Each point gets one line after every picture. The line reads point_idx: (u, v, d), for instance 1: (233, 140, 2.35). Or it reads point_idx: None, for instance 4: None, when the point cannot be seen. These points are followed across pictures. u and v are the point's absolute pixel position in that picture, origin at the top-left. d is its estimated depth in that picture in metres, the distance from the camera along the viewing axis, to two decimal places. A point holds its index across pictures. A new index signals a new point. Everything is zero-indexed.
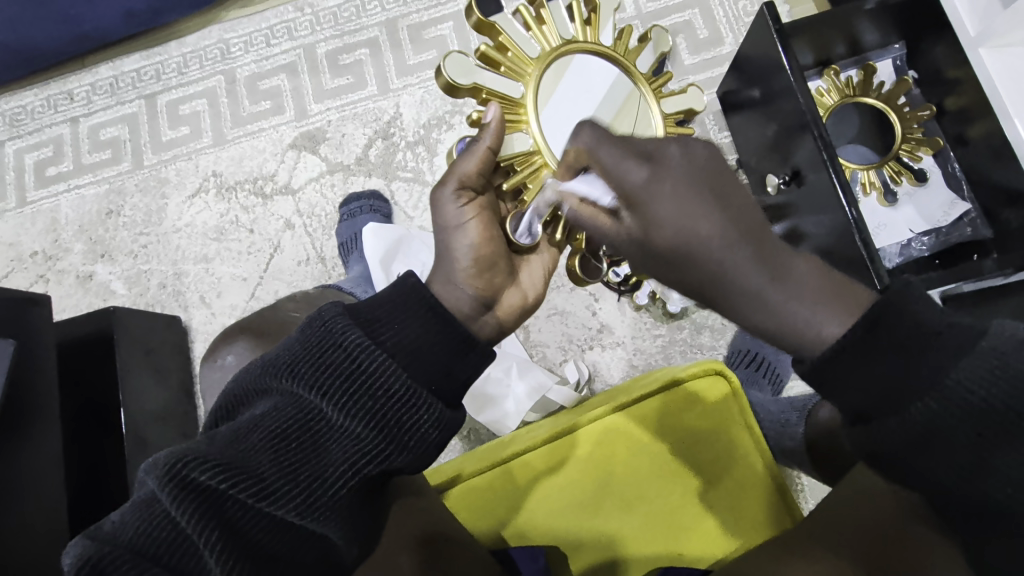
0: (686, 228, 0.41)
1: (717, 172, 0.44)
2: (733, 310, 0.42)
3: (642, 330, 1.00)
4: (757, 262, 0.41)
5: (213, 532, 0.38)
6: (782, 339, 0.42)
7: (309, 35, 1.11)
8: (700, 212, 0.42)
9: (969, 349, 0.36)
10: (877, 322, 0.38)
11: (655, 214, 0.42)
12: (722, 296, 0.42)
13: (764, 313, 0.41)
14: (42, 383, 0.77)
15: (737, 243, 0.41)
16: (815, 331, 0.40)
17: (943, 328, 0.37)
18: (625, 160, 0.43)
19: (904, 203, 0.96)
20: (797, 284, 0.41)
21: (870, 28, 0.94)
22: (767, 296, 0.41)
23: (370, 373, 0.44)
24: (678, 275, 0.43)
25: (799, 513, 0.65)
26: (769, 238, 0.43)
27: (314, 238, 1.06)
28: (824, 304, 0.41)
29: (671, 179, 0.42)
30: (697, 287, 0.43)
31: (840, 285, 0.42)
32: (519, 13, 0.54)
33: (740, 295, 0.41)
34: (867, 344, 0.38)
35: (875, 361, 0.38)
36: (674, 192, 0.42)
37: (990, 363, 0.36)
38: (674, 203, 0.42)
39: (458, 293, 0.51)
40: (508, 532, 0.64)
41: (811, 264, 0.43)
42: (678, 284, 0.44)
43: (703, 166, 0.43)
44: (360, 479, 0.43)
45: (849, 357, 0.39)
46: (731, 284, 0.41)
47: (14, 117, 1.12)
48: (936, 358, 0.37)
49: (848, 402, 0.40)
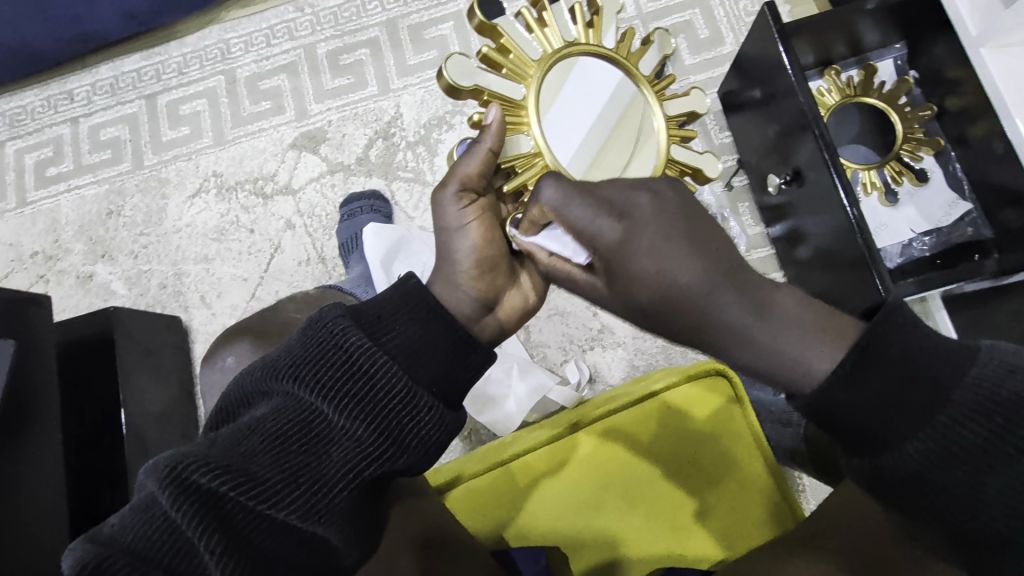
0: (665, 280, 0.42)
1: (689, 220, 0.44)
2: (722, 349, 0.43)
3: (643, 330, 0.99)
4: (740, 302, 0.41)
5: (214, 533, 0.38)
6: (771, 375, 0.42)
7: (309, 35, 1.11)
8: (675, 264, 0.42)
9: (965, 369, 0.37)
10: (862, 353, 0.38)
11: (633, 268, 0.43)
12: (710, 337, 0.43)
13: (751, 356, 0.41)
14: (42, 384, 0.77)
15: (720, 286, 0.41)
16: (802, 365, 0.40)
17: (941, 346, 0.38)
18: (596, 217, 0.43)
19: (904, 203, 0.96)
20: (781, 319, 0.41)
21: (871, 28, 0.94)
22: (754, 334, 0.41)
23: (371, 374, 0.44)
24: (664, 324, 0.44)
25: (800, 513, 0.65)
26: (748, 272, 0.43)
27: (314, 238, 1.05)
28: (816, 338, 0.41)
29: (645, 234, 0.43)
30: (686, 335, 0.43)
31: (824, 316, 0.42)
32: (521, 15, 0.54)
33: (726, 335, 0.42)
34: (862, 371, 0.38)
35: (875, 382, 0.38)
36: (651, 245, 0.42)
37: (986, 388, 0.36)
38: (650, 256, 0.42)
39: (459, 295, 0.52)
40: (508, 533, 0.64)
41: (795, 294, 0.43)
42: (665, 333, 0.45)
43: (676, 213, 0.44)
44: (361, 480, 0.43)
45: (847, 386, 0.38)
46: (715, 325, 0.42)
47: (14, 117, 1.12)
48: (935, 380, 0.37)
49: (847, 423, 0.39)
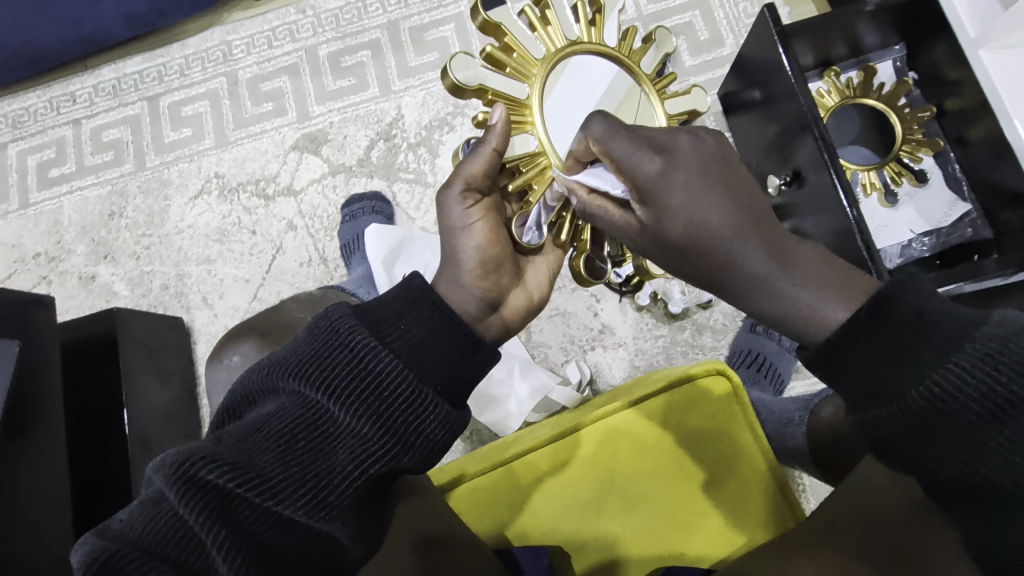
0: (698, 217, 0.42)
1: (724, 163, 0.43)
2: (738, 295, 0.43)
3: (643, 331, 1.00)
4: (765, 248, 0.41)
5: (221, 530, 0.38)
6: (783, 324, 0.42)
7: (310, 37, 1.11)
8: (710, 202, 0.42)
9: (968, 336, 0.36)
10: (881, 306, 0.38)
11: (668, 204, 0.42)
12: (728, 282, 0.43)
13: (770, 303, 0.42)
14: (44, 384, 0.77)
15: (745, 234, 0.41)
16: (820, 314, 0.40)
17: (945, 314, 0.37)
18: (638, 150, 0.42)
19: (904, 203, 0.96)
20: (801, 270, 0.41)
21: (870, 30, 0.94)
22: (774, 282, 0.41)
23: (377, 373, 0.44)
24: (687, 264, 0.44)
25: (801, 512, 0.64)
26: (775, 220, 0.43)
27: (315, 239, 1.06)
28: (829, 292, 0.41)
29: (684, 170, 0.42)
30: (706, 274, 0.44)
31: (840, 274, 0.41)
32: (524, 13, 0.54)
33: (747, 279, 0.42)
34: (877, 326, 0.38)
35: (887, 337, 0.38)
36: (687, 187, 0.42)
37: (986, 353, 0.36)
38: (686, 193, 0.42)
39: (465, 294, 0.52)
40: (510, 532, 0.64)
41: (816, 250, 0.43)
42: (688, 270, 0.44)
43: (714, 158, 0.43)
44: (367, 478, 0.44)
45: (862, 333, 0.39)
46: (739, 269, 0.42)
47: (16, 119, 1.12)
48: (936, 344, 0.37)
49: (851, 378, 0.40)
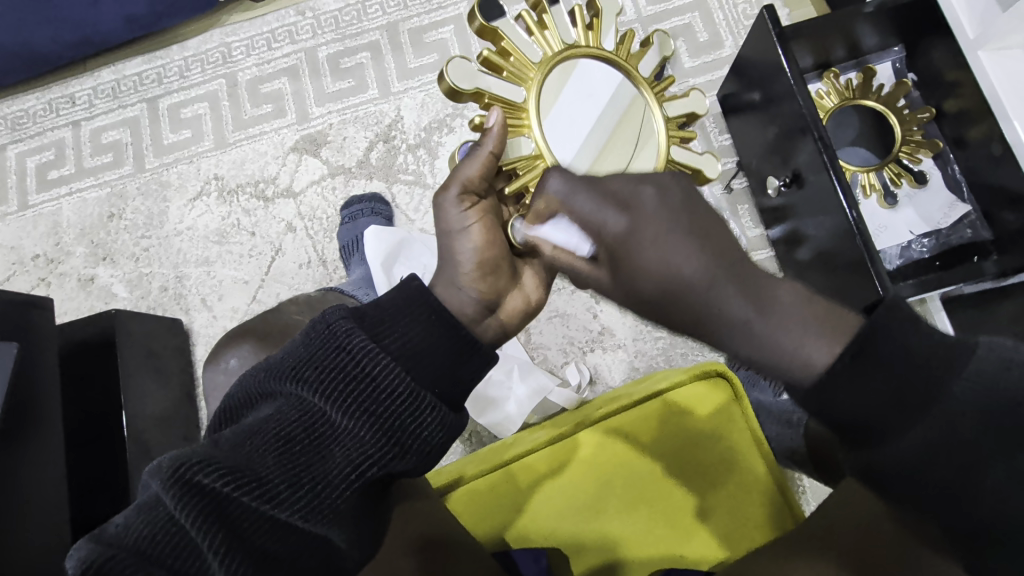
0: (669, 271, 0.42)
1: (693, 214, 0.43)
2: (721, 342, 0.42)
3: (643, 332, 1.00)
4: (743, 296, 0.41)
5: (217, 534, 0.38)
6: (771, 369, 0.41)
7: (309, 39, 1.11)
8: (681, 252, 0.42)
9: (962, 367, 0.36)
10: (859, 354, 0.38)
11: (636, 260, 0.43)
12: (709, 331, 0.42)
13: (754, 348, 0.40)
14: (42, 387, 0.77)
15: (721, 281, 0.41)
16: (804, 358, 0.39)
17: (939, 339, 0.37)
18: (602, 208, 0.44)
19: (904, 205, 0.96)
20: (784, 314, 0.40)
21: (870, 31, 0.94)
22: (755, 329, 0.40)
23: (374, 376, 0.44)
24: (667, 317, 0.43)
25: (800, 511, 0.65)
26: (750, 265, 0.42)
27: (314, 241, 1.06)
28: (816, 330, 0.40)
29: (651, 225, 0.43)
30: (688, 328, 0.43)
31: (826, 308, 0.41)
32: (522, 18, 0.54)
33: (727, 330, 0.41)
34: (860, 370, 0.38)
35: (866, 381, 0.38)
36: (654, 238, 0.42)
37: (983, 382, 0.36)
38: (654, 248, 0.42)
39: (462, 296, 0.53)
40: (509, 535, 0.64)
41: (799, 291, 0.42)
42: (670, 325, 0.43)
43: (680, 209, 0.43)
44: (364, 481, 0.43)
45: (838, 381, 0.38)
46: (719, 320, 0.41)
47: (15, 121, 1.12)
48: (928, 377, 0.37)
49: (838, 418, 0.39)
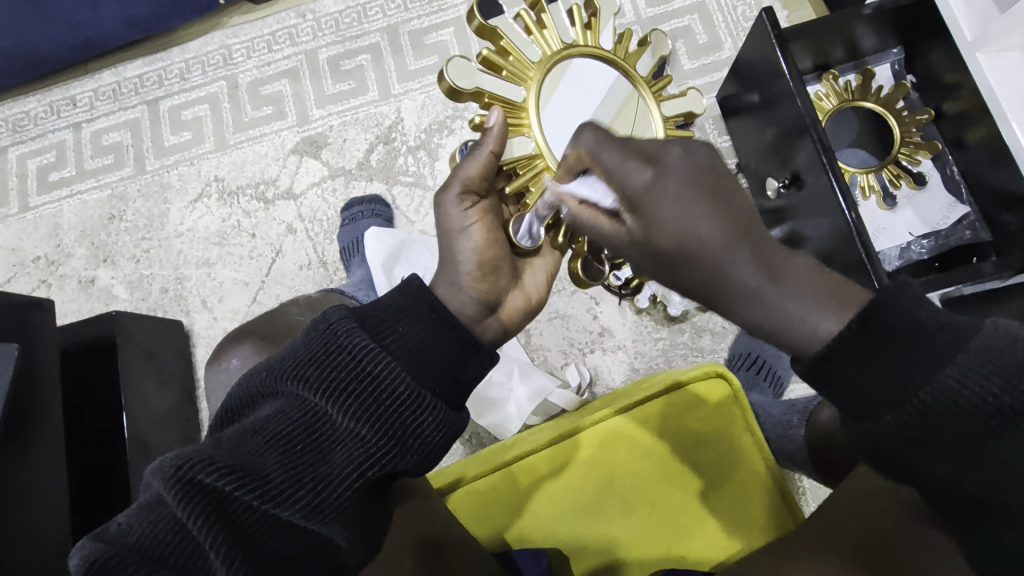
0: (687, 228, 0.42)
1: (716, 174, 0.44)
2: (729, 307, 0.43)
3: (642, 333, 1.00)
4: (755, 263, 0.41)
5: (219, 533, 0.38)
6: (777, 337, 0.42)
7: (310, 41, 1.11)
8: (700, 211, 0.42)
9: (963, 345, 0.36)
10: (869, 318, 0.38)
11: (657, 216, 0.42)
12: (719, 293, 0.42)
13: (762, 314, 0.41)
14: (43, 388, 0.77)
15: (737, 244, 0.41)
16: (811, 326, 0.40)
17: (940, 323, 0.38)
18: (628, 161, 0.43)
19: (903, 207, 0.96)
20: (785, 310, 0.41)
21: (869, 33, 0.95)
22: (765, 296, 0.41)
23: (375, 375, 0.44)
24: (679, 274, 0.43)
25: (800, 514, 0.64)
26: (764, 233, 0.43)
27: (314, 243, 1.06)
28: (822, 300, 0.41)
29: (674, 183, 0.42)
30: (698, 287, 0.43)
31: (832, 284, 0.42)
32: (520, 17, 0.54)
33: (738, 292, 0.41)
34: (867, 339, 0.38)
35: (876, 347, 0.38)
36: (676, 194, 0.42)
37: (986, 357, 0.36)
38: (675, 205, 0.42)
39: (463, 296, 0.52)
40: (509, 535, 0.64)
41: (808, 263, 0.43)
42: (679, 282, 0.44)
43: (704, 167, 0.43)
44: (365, 480, 0.44)
45: (853, 346, 0.39)
46: (730, 282, 0.42)
47: (16, 123, 1.12)
48: (931, 354, 0.37)
49: (844, 398, 0.40)
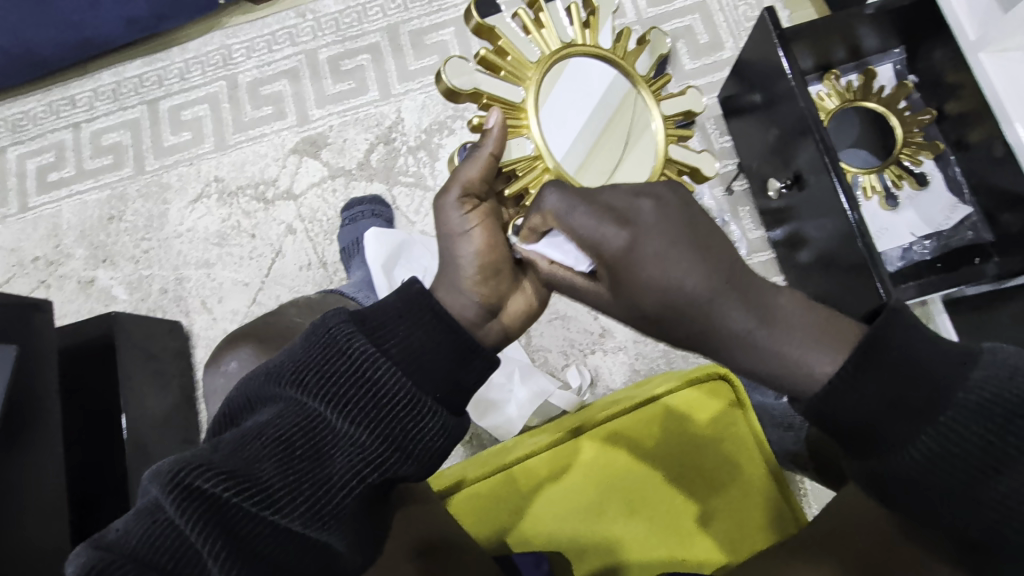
0: (670, 287, 0.41)
1: (692, 224, 0.43)
2: (727, 355, 0.42)
3: (643, 334, 0.99)
4: (744, 307, 0.41)
5: (218, 539, 0.38)
6: (772, 379, 0.41)
7: (310, 41, 1.11)
8: (681, 269, 0.41)
9: (966, 375, 0.37)
10: (870, 350, 0.38)
11: (640, 276, 0.42)
12: (715, 341, 0.42)
13: (758, 359, 0.41)
14: (42, 390, 0.77)
15: (723, 294, 0.41)
16: (806, 369, 0.40)
17: (941, 351, 0.38)
18: (601, 224, 0.43)
19: (905, 207, 0.96)
20: (786, 328, 0.41)
21: (871, 33, 0.94)
22: (758, 340, 0.41)
23: (375, 380, 0.44)
24: (672, 329, 0.43)
25: (802, 516, 0.64)
26: (751, 275, 0.42)
27: (314, 243, 1.06)
28: (817, 342, 0.40)
29: (650, 240, 0.42)
30: (694, 341, 0.43)
31: (828, 318, 0.41)
32: (518, 16, 0.53)
33: (734, 342, 0.41)
34: (864, 376, 0.38)
35: (879, 381, 0.38)
36: (655, 254, 0.42)
37: (990, 389, 0.37)
38: (655, 264, 0.41)
39: (465, 300, 0.52)
40: (510, 538, 0.64)
41: (795, 297, 0.42)
42: (675, 337, 0.44)
43: (678, 219, 0.43)
44: (364, 486, 0.43)
45: (849, 386, 0.38)
46: (722, 334, 0.41)
47: (15, 122, 1.12)
48: (932, 382, 0.37)
49: (852, 420, 0.39)
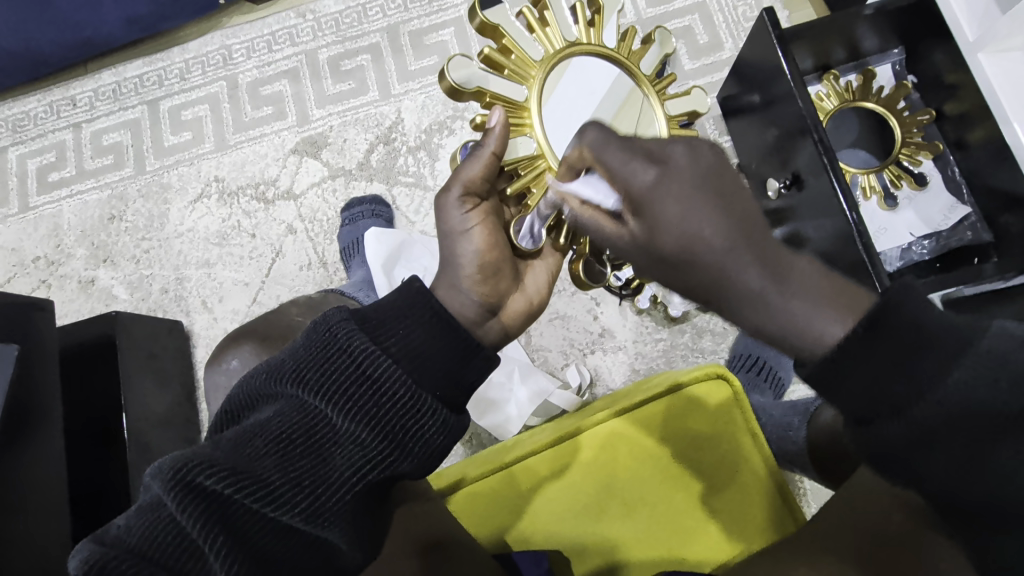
0: (692, 229, 0.42)
1: (721, 176, 0.43)
2: (733, 309, 0.43)
3: (643, 334, 1.00)
4: (760, 266, 0.41)
5: (219, 536, 0.38)
6: (780, 340, 0.42)
7: (310, 41, 1.11)
8: (705, 215, 0.42)
9: (965, 351, 0.36)
10: (878, 322, 0.38)
11: (662, 218, 0.42)
12: (724, 295, 0.42)
13: (767, 318, 0.41)
14: (43, 390, 0.77)
15: (740, 246, 0.41)
16: (817, 333, 0.40)
17: (943, 326, 0.37)
18: (632, 161, 0.43)
19: (904, 207, 0.96)
20: (798, 286, 0.41)
21: (870, 33, 0.94)
22: (770, 298, 0.41)
23: (376, 378, 0.44)
24: (683, 277, 0.44)
25: (800, 515, 0.64)
26: (768, 236, 0.43)
27: (314, 243, 1.06)
28: (826, 304, 0.41)
29: (678, 183, 0.42)
30: (701, 290, 0.43)
31: (832, 311, 0.41)
32: (522, 14, 0.54)
33: (744, 295, 0.41)
34: (868, 347, 0.38)
35: (880, 360, 0.38)
36: (681, 195, 0.42)
37: (990, 362, 0.36)
38: (680, 205, 0.42)
39: (464, 299, 0.52)
40: (510, 536, 0.64)
41: (814, 264, 0.43)
42: (683, 285, 0.44)
43: (710, 168, 0.43)
44: (364, 484, 0.44)
45: (852, 359, 0.39)
46: (734, 285, 0.42)
47: (16, 122, 1.12)
48: (934, 361, 0.37)
49: (850, 408, 0.39)
